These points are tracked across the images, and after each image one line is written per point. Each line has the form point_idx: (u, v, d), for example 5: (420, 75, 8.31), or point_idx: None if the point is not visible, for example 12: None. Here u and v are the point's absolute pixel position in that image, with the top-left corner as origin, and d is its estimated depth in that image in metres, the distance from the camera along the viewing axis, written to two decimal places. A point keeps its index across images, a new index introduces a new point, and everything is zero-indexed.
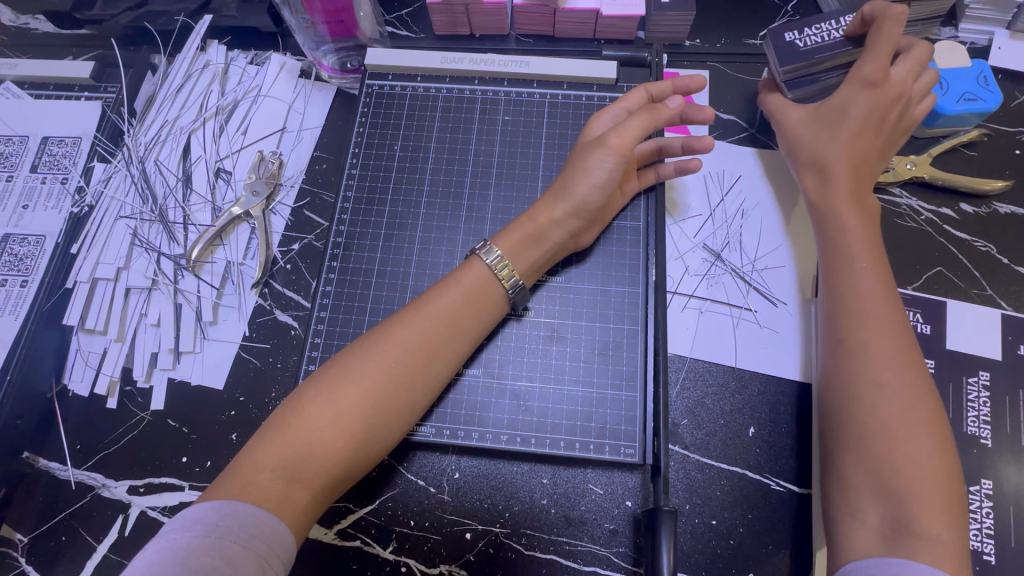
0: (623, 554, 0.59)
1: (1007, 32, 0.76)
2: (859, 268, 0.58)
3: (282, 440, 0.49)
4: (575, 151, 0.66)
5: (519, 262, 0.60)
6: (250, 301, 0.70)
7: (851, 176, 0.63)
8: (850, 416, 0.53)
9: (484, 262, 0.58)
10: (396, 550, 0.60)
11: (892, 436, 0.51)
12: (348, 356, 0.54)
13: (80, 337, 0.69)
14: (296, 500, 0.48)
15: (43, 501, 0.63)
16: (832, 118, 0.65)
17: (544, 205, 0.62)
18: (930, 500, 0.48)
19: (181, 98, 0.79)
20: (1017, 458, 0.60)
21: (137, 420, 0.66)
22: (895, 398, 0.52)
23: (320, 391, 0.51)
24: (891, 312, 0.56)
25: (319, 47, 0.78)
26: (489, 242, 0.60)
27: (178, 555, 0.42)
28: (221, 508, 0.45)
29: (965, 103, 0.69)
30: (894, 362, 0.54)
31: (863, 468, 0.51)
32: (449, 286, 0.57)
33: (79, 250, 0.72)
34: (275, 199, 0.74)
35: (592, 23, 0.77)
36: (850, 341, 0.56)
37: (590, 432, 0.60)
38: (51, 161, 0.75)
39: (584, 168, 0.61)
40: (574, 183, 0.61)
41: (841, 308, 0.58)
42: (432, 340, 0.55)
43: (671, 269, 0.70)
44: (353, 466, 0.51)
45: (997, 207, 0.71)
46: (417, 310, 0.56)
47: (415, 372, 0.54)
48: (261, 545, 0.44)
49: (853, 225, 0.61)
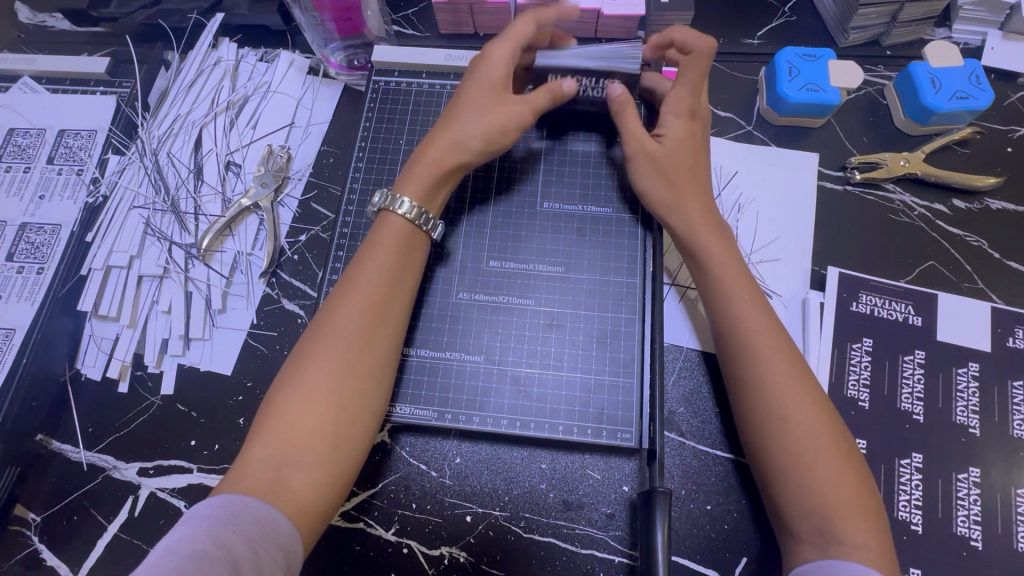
0: (619, 538, 0.61)
1: (999, 33, 0.78)
2: (732, 299, 0.57)
3: (263, 434, 0.50)
4: (468, 82, 0.64)
5: (428, 201, 0.62)
6: (258, 290, 0.72)
7: (700, 208, 0.61)
8: (750, 433, 0.54)
9: (395, 212, 0.59)
10: (398, 531, 0.62)
11: (792, 448, 0.51)
12: (306, 341, 0.55)
13: (93, 323, 0.71)
14: (291, 486, 0.48)
15: (58, 481, 0.65)
16: (672, 161, 0.62)
17: (444, 147, 0.62)
18: (843, 504, 0.49)
19: (193, 93, 0.81)
20: (1005, 447, 0.62)
21: (147, 404, 0.67)
22: (791, 411, 0.52)
23: (288, 379, 0.52)
24: (766, 332, 0.55)
25: (327, 44, 0.80)
26: (392, 191, 0.61)
27: (170, 547, 0.42)
28: (216, 501, 0.46)
29: (957, 101, 0.70)
30: (774, 378, 0.53)
31: (776, 481, 0.52)
32: (374, 249, 0.58)
33: (93, 239, 0.74)
34: (282, 192, 0.76)
35: (593, 23, 0.79)
36: (736, 370, 0.56)
37: (587, 417, 0.62)
38: (67, 153, 0.78)
39: (498, 106, 0.62)
40: (479, 118, 0.62)
41: (724, 337, 0.57)
42: (376, 304, 0.56)
43: (668, 261, 0.72)
44: (342, 442, 0.51)
45: (988, 203, 0.73)
46: (353, 278, 0.57)
47: (371, 336, 0.55)
48: (254, 532, 0.44)
49: (718, 254, 0.59)
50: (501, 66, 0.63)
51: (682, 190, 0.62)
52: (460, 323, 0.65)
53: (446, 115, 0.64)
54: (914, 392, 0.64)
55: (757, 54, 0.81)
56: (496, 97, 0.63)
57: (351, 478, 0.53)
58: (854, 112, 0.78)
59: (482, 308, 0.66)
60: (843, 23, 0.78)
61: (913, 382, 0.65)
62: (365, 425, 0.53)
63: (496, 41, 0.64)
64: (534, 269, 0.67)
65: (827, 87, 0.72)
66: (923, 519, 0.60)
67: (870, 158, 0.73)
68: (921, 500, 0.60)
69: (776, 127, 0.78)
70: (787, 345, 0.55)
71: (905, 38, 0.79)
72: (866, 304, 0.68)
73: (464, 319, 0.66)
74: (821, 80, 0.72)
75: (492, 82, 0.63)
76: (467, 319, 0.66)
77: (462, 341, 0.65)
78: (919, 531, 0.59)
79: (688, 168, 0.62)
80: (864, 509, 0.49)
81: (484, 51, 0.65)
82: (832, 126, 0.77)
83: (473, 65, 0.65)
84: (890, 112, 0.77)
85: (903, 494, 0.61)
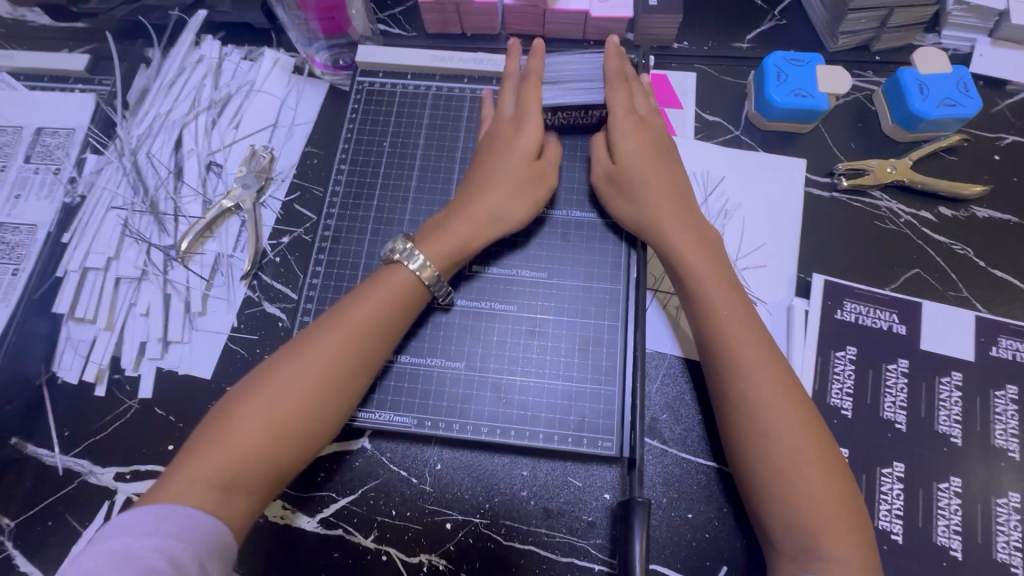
0: (599, 546, 0.60)
1: (988, 39, 0.78)
2: (718, 311, 0.56)
3: (215, 453, 0.49)
4: (497, 159, 0.64)
5: (445, 263, 0.60)
6: (239, 292, 0.71)
7: (684, 221, 0.61)
8: (736, 444, 0.54)
9: (407, 268, 0.58)
10: (377, 538, 0.61)
11: (778, 466, 0.51)
12: (279, 366, 0.53)
13: (69, 325, 0.70)
14: (230, 507, 0.49)
15: (31, 486, 0.64)
16: (627, 183, 0.63)
17: (471, 221, 0.62)
18: (827, 521, 0.49)
19: (175, 92, 0.80)
20: (986, 457, 0.62)
21: (125, 407, 0.67)
22: (779, 430, 0.51)
23: (254, 402, 0.51)
24: (757, 350, 0.55)
25: (311, 44, 0.79)
26: (412, 246, 0.60)
27: (116, 558, 0.42)
28: (161, 510, 0.46)
29: (944, 108, 0.70)
30: (762, 395, 0.53)
31: (757, 493, 0.52)
32: (376, 294, 0.57)
33: (70, 239, 0.73)
34: (265, 192, 0.75)
35: (580, 24, 0.78)
36: (722, 385, 0.55)
37: (568, 425, 0.61)
38: (44, 151, 0.76)
39: (535, 181, 0.65)
40: (519, 199, 0.63)
41: (707, 349, 0.57)
42: (363, 350, 0.55)
43: (653, 267, 0.71)
44: (288, 469, 0.52)
45: (975, 211, 0.72)
46: (344, 316, 0.56)
47: (348, 378, 0.54)
48: (201, 544, 0.45)
49: (702, 269, 0.58)
50: (533, 147, 0.64)
51: (648, 206, 0.62)
52: (442, 329, 0.65)
53: (472, 184, 0.64)
54: (896, 402, 0.64)
55: (746, 57, 0.80)
56: (530, 171, 0.64)
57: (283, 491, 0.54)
58: (843, 118, 0.77)
59: (464, 314, 0.65)
60: (832, 28, 0.78)
61: (896, 391, 0.64)
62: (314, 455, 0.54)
63: (524, 114, 0.64)
64: (518, 275, 0.67)
65: (815, 92, 0.72)
66: (903, 529, 0.59)
67: (857, 165, 0.73)
68: (902, 510, 0.60)
69: (764, 132, 0.77)
70: (776, 361, 0.55)
71: (893, 44, 0.79)
72: (851, 312, 0.67)
73: (446, 325, 0.65)
74: (809, 85, 0.72)
75: (527, 159, 0.64)
76: (449, 325, 0.65)
77: (443, 347, 0.64)
78: (900, 540, 0.59)
79: (655, 178, 0.62)
80: (848, 526, 0.49)
81: (509, 121, 0.65)
82: (820, 131, 0.77)
83: (497, 134, 0.65)
84: (878, 118, 0.77)
85: (883, 503, 0.60)
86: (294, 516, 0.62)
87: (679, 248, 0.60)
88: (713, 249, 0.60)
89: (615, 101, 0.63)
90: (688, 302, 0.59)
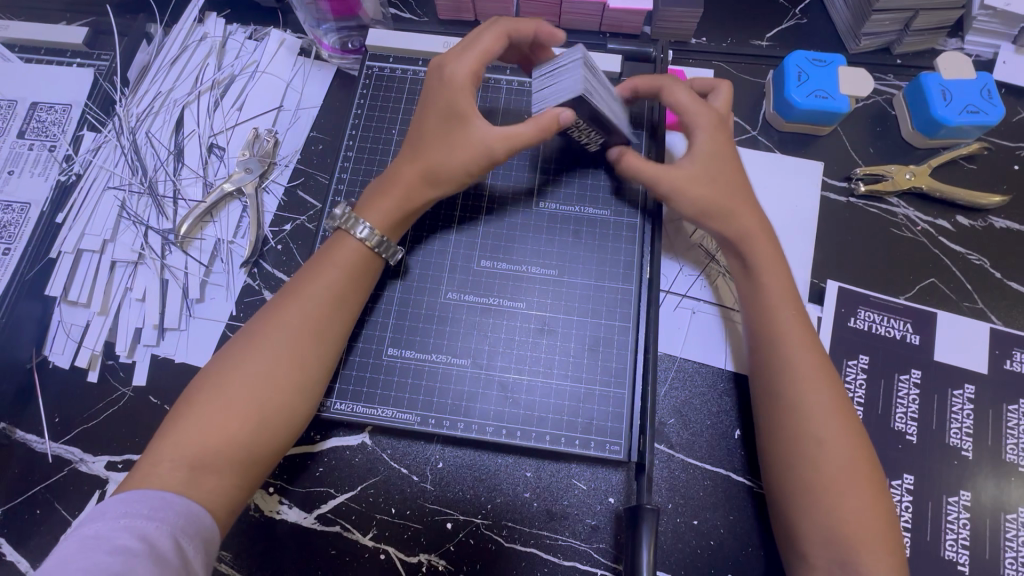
0: (603, 551, 0.59)
1: (1012, 46, 0.76)
2: (783, 318, 0.57)
3: (176, 433, 0.48)
4: (427, 118, 0.59)
5: (387, 221, 0.58)
6: (238, 280, 0.69)
7: (765, 227, 0.61)
8: (782, 447, 0.53)
9: (354, 236, 0.57)
10: (376, 537, 0.60)
11: (823, 472, 0.51)
12: (235, 346, 0.52)
13: (62, 308, 0.68)
14: (204, 486, 0.47)
15: (19, 473, 0.62)
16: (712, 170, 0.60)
17: (415, 183, 0.59)
18: (866, 534, 0.48)
19: (177, 70, 0.77)
20: (996, 472, 0.61)
21: (118, 395, 0.65)
22: (833, 441, 0.51)
23: (211, 381, 0.50)
24: (815, 355, 0.55)
25: (320, 25, 0.76)
26: (353, 212, 0.58)
27: (87, 543, 0.41)
28: (133, 497, 0.44)
29: (967, 115, 0.68)
30: (822, 409, 0.53)
31: (795, 508, 0.51)
32: (324, 267, 0.56)
33: (64, 220, 0.71)
34: (268, 177, 0.73)
35: (598, 16, 0.76)
36: (778, 386, 0.55)
37: (576, 428, 0.60)
38: (39, 127, 0.74)
39: (468, 145, 0.57)
40: (446, 155, 0.57)
41: (766, 353, 0.57)
42: (316, 317, 0.54)
43: (665, 267, 0.70)
44: (255, 448, 0.50)
45: (993, 221, 0.71)
46: (295, 291, 0.54)
47: (303, 353, 0.52)
48: (176, 523, 0.44)
49: (770, 269, 0.59)
50: (468, 110, 0.57)
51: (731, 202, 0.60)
52: (449, 324, 0.63)
53: (411, 141, 0.60)
54: (908, 412, 0.63)
55: (765, 55, 0.79)
56: (473, 139, 0.57)
57: (266, 474, 0.52)
58: (861, 122, 0.76)
59: (471, 309, 0.64)
60: (855, 28, 0.76)
61: (907, 402, 0.63)
62: (284, 434, 0.52)
63: (454, 74, 0.58)
64: (527, 272, 0.65)
65: (835, 94, 0.69)
66: (912, 541, 0.58)
67: (875, 171, 0.71)
68: (910, 523, 0.59)
69: (781, 133, 0.76)
70: (831, 374, 0.55)
71: (917, 47, 0.77)
72: (864, 320, 0.67)
73: (453, 321, 0.63)
74: (830, 86, 0.70)
75: (461, 120, 0.57)
76: (457, 320, 0.63)
77: (449, 343, 0.63)
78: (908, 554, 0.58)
79: (726, 178, 0.61)
80: (885, 540, 0.49)
81: (449, 82, 0.58)
82: (838, 135, 0.75)
83: (432, 95, 0.59)
84: (898, 124, 0.75)
85: None
86: (291, 512, 0.60)
87: (763, 257, 0.60)
88: (770, 265, 0.59)
89: (677, 97, 0.63)
90: (758, 299, 0.59)
